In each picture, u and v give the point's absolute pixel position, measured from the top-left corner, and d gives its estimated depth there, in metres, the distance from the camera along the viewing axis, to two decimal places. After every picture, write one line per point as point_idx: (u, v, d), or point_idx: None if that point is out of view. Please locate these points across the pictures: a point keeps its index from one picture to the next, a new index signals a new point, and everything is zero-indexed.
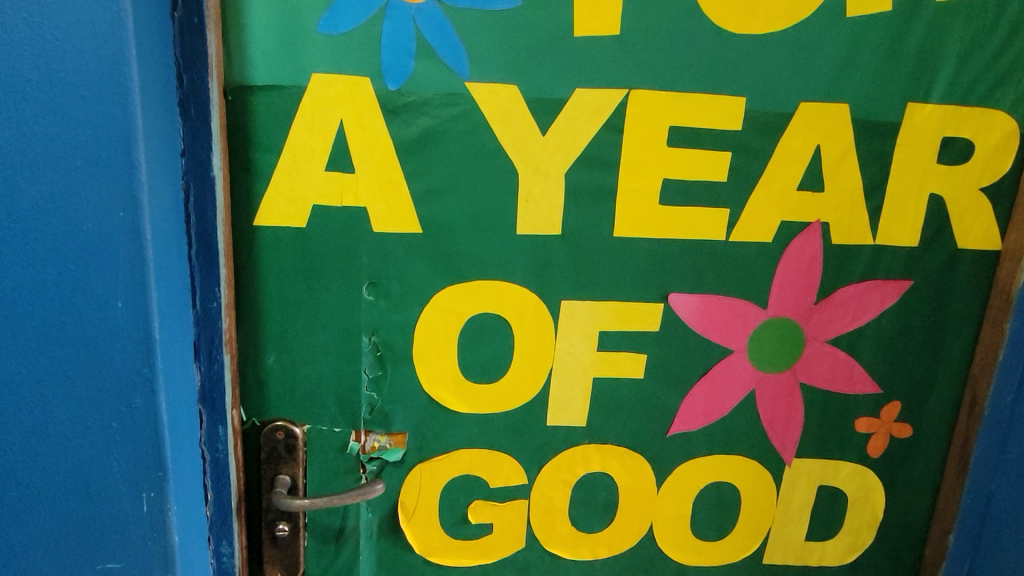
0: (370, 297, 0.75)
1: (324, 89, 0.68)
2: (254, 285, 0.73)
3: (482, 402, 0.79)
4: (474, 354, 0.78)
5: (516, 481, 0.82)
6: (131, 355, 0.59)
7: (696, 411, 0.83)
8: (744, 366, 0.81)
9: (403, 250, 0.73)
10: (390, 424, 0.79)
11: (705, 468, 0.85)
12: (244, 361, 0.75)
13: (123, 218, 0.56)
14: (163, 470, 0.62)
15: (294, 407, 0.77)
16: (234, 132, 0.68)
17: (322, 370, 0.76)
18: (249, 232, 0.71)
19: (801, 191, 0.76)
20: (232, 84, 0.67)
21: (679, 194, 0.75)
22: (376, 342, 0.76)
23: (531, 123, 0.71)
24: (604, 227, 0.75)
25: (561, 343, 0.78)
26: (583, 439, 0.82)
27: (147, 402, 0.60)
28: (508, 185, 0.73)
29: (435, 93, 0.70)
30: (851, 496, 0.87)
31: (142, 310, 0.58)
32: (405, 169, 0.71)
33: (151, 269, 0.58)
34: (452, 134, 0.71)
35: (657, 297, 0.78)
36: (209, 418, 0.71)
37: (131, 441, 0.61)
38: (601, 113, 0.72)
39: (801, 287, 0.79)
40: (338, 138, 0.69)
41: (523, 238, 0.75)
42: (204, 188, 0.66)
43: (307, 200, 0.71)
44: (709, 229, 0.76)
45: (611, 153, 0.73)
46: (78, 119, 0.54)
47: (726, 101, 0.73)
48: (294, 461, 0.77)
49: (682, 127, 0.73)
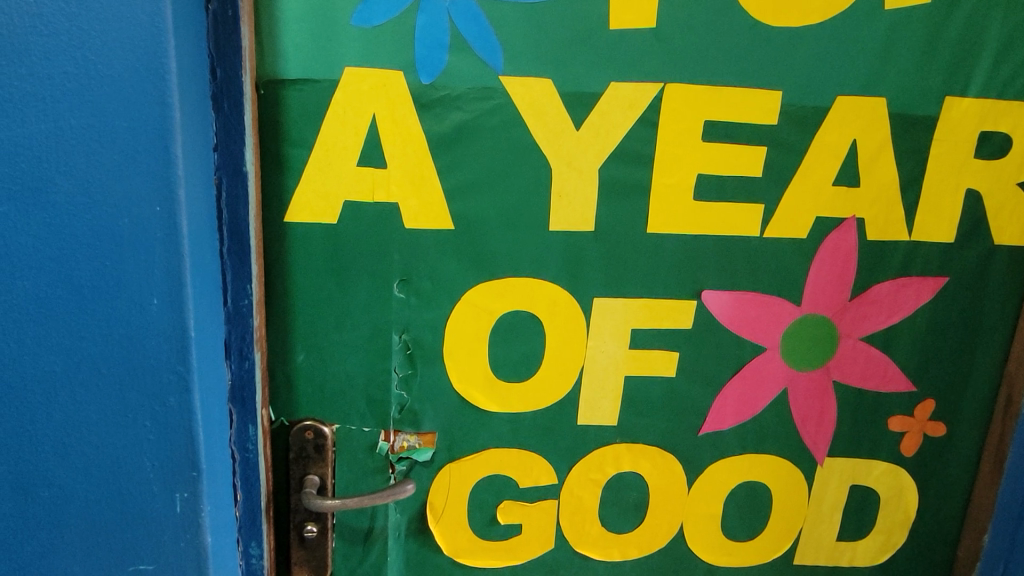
0: (401, 295, 0.74)
1: (356, 83, 0.67)
2: (284, 281, 0.72)
3: (512, 401, 0.78)
4: (505, 352, 0.77)
5: (546, 480, 0.81)
6: (166, 353, 0.58)
7: (728, 411, 0.82)
8: (777, 364, 0.80)
9: (434, 247, 0.72)
10: (419, 423, 0.78)
11: (737, 467, 0.84)
12: (274, 359, 0.74)
13: (159, 213, 0.55)
14: (197, 470, 0.61)
15: (323, 407, 0.76)
16: (266, 126, 0.67)
17: (351, 368, 0.75)
18: (280, 229, 0.70)
19: (836, 186, 0.75)
20: (265, 78, 0.66)
21: (714, 190, 0.74)
22: (407, 340, 0.75)
23: (565, 118, 0.70)
24: (637, 223, 0.74)
25: (593, 341, 0.77)
26: (614, 438, 0.81)
27: (181, 401, 0.59)
28: (541, 180, 0.72)
29: (468, 87, 0.69)
30: (883, 495, 0.86)
31: (177, 308, 0.57)
32: (437, 165, 0.70)
33: (187, 265, 0.57)
34: (485, 129, 0.70)
35: (690, 294, 0.77)
36: (239, 417, 0.70)
37: (165, 441, 0.60)
38: (636, 108, 0.71)
39: (835, 284, 0.78)
40: (370, 133, 0.69)
41: (555, 234, 0.74)
42: (237, 183, 0.65)
43: (338, 196, 0.70)
44: (743, 226, 0.75)
45: (645, 148, 0.72)
46: (115, 111, 0.53)
47: (762, 95, 0.72)
48: (323, 461, 0.76)
49: (718, 121, 0.72)
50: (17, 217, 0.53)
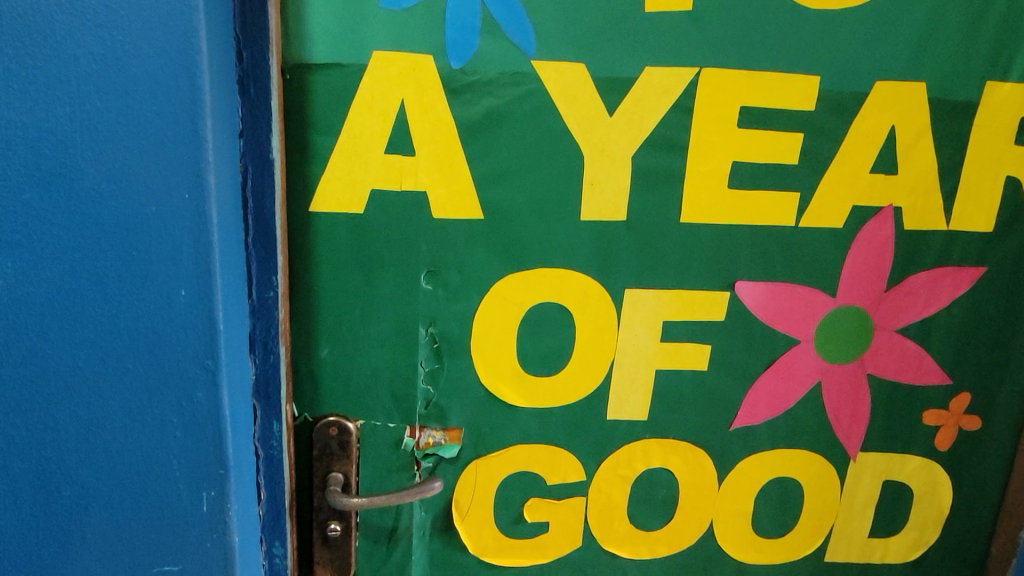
0: (428, 287, 0.72)
1: (385, 67, 0.65)
2: (307, 273, 0.69)
3: (541, 396, 0.76)
4: (533, 346, 0.75)
5: (574, 477, 0.80)
6: (194, 347, 0.56)
7: (760, 405, 0.80)
8: (811, 357, 0.79)
9: (462, 237, 0.70)
10: (445, 419, 0.76)
11: (768, 463, 0.82)
12: (297, 353, 0.72)
13: (187, 201, 0.53)
14: (224, 467, 0.59)
15: (348, 403, 0.74)
16: (292, 112, 0.65)
17: (377, 363, 0.73)
18: (304, 218, 0.68)
19: (873, 174, 0.74)
20: (290, 63, 0.64)
21: (749, 178, 0.72)
22: (433, 333, 0.73)
23: (598, 104, 0.68)
24: (670, 213, 0.72)
25: (624, 333, 0.75)
26: (643, 433, 0.79)
27: (209, 395, 0.57)
28: (573, 168, 0.70)
29: (499, 72, 0.67)
30: (917, 491, 0.84)
31: (205, 300, 0.55)
32: (467, 153, 0.68)
33: (216, 255, 0.55)
34: (516, 116, 0.68)
35: (723, 286, 0.75)
36: (263, 413, 0.68)
37: (192, 439, 0.58)
38: (671, 93, 0.69)
39: (871, 274, 0.77)
40: (398, 119, 0.66)
41: (587, 224, 0.72)
42: (263, 170, 0.62)
43: (365, 185, 0.68)
44: (779, 215, 0.74)
45: (679, 135, 0.70)
46: (144, 95, 0.50)
47: (799, 81, 0.70)
48: (348, 458, 0.74)
49: (754, 107, 0.70)
50: (41, 205, 0.51)
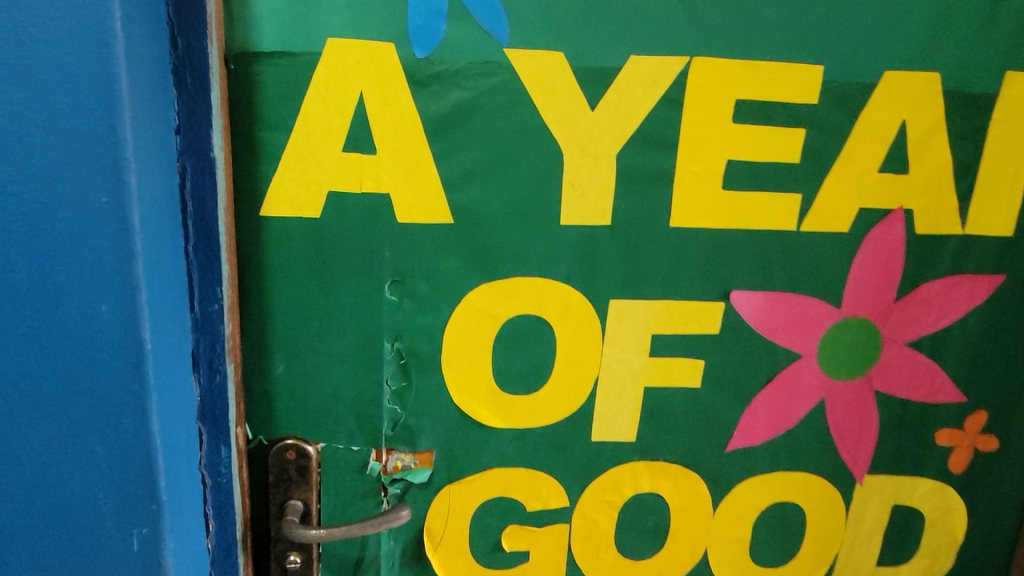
0: (393, 298, 0.65)
1: (341, 56, 0.59)
2: (259, 283, 0.63)
3: (518, 416, 0.70)
4: (510, 361, 0.69)
5: (556, 503, 0.73)
6: (118, 370, 0.49)
7: (758, 425, 0.73)
8: (813, 373, 0.72)
9: (430, 243, 0.64)
10: (414, 441, 0.70)
11: (767, 487, 0.75)
12: (249, 371, 0.65)
13: (106, 205, 0.46)
14: (156, 502, 0.52)
15: (307, 424, 0.67)
16: (237, 106, 0.59)
17: (338, 381, 0.67)
18: (254, 223, 0.62)
19: (881, 174, 0.67)
20: (234, 51, 0.58)
21: (745, 178, 0.66)
22: (400, 348, 0.67)
23: (579, 96, 0.62)
24: (659, 216, 0.66)
25: (609, 348, 0.69)
26: (631, 455, 0.73)
27: (138, 423, 0.51)
28: (551, 168, 0.64)
29: (468, 62, 0.60)
30: (929, 516, 0.78)
31: (130, 316, 0.48)
32: (434, 151, 0.62)
33: (142, 266, 0.48)
34: (487, 110, 0.62)
35: (717, 296, 0.69)
36: (210, 437, 0.61)
37: (120, 472, 0.51)
38: (659, 84, 0.63)
39: (879, 283, 0.70)
40: (358, 114, 0.60)
41: (567, 229, 0.65)
42: (203, 171, 0.56)
43: (322, 186, 0.61)
44: (779, 219, 0.67)
45: (668, 131, 0.64)
46: (52, 85, 0.44)
47: (800, 71, 0.63)
48: (307, 485, 0.68)
49: (750, 101, 0.64)
50: None
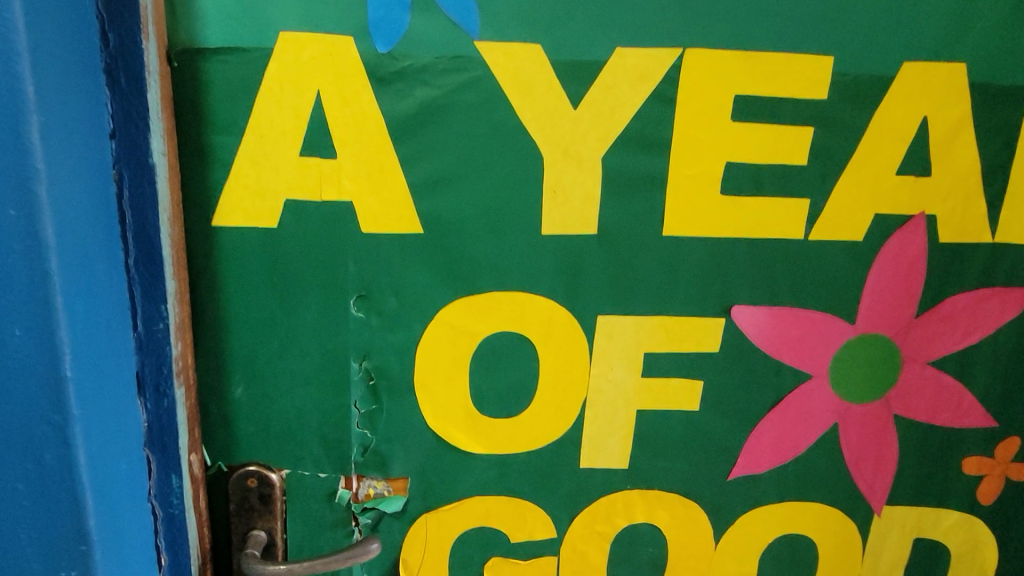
0: (360, 315, 0.60)
1: (295, 51, 0.53)
2: (214, 298, 0.58)
3: (499, 442, 0.64)
4: (489, 382, 0.63)
5: (543, 534, 0.68)
6: (37, 399, 0.45)
7: (764, 451, 0.67)
8: (825, 395, 0.66)
9: (398, 256, 0.59)
10: (387, 468, 0.64)
11: (774, 518, 0.69)
12: (206, 392, 0.61)
13: (15, 218, 0.42)
14: (87, 543, 0.48)
15: (270, 450, 0.63)
16: (183, 107, 0.54)
17: (302, 404, 0.62)
18: (206, 234, 0.57)
19: (900, 177, 0.61)
20: (178, 48, 0.53)
21: (747, 182, 0.60)
22: (368, 369, 0.62)
23: (558, 93, 0.56)
24: (650, 224, 0.60)
25: (597, 368, 0.63)
26: (624, 484, 0.67)
27: (62, 457, 0.46)
28: (530, 172, 0.58)
29: (436, 56, 0.55)
30: (955, 551, 0.71)
31: (48, 341, 0.44)
32: (400, 154, 0.57)
33: (58, 286, 0.43)
34: (458, 109, 0.56)
35: (717, 311, 0.63)
36: (160, 466, 0.56)
37: (44, 510, 0.47)
38: (648, 80, 0.57)
39: (899, 297, 0.64)
40: (315, 115, 0.55)
41: (549, 239, 0.60)
42: (142, 179, 0.51)
43: (278, 193, 0.56)
44: (785, 227, 0.61)
45: (659, 130, 0.58)
46: None
47: (807, 63, 0.57)
48: (271, 514, 0.63)
49: (751, 96, 0.58)
50: None
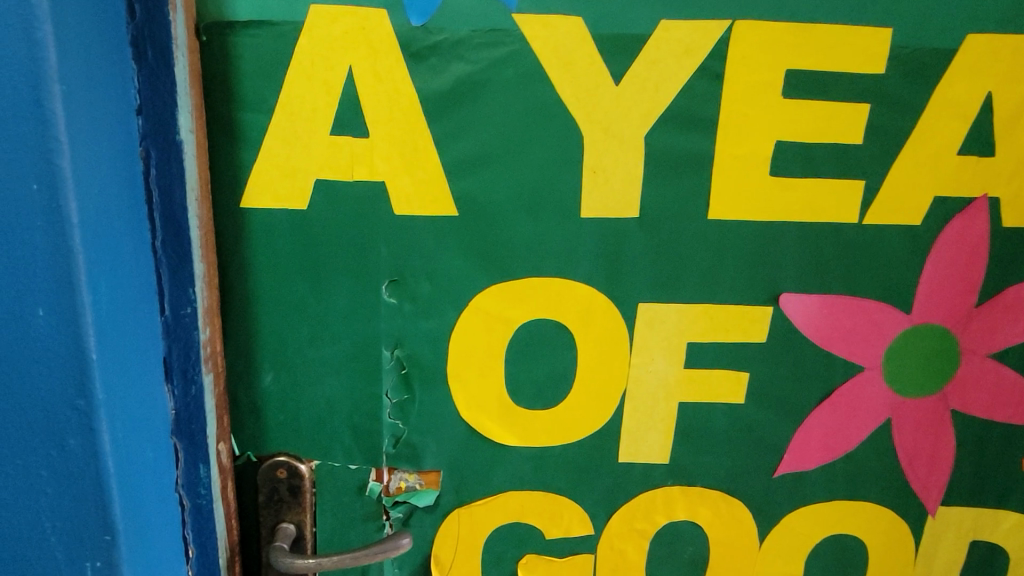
0: (392, 301, 0.58)
1: (326, 25, 0.51)
2: (242, 282, 0.57)
3: (534, 434, 0.62)
4: (525, 372, 0.61)
5: (579, 531, 0.65)
6: (60, 383, 0.43)
7: (812, 447, 0.64)
8: (877, 388, 0.62)
9: (432, 239, 0.57)
10: (419, 460, 0.62)
11: (822, 518, 0.66)
12: (235, 380, 0.59)
13: (37, 193, 0.40)
14: (111, 533, 0.46)
15: (299, 440, 0.61)
16: (213, 84, 0.52)
17: (332, 393, 0.60)
18: (235, 217, 0.55)
19: (961, 156, 0.57)
20: (206, 21, 0.51)
21: (798, 163, 0.57)
22: (400, 357, 0.59)
23: (600, 68, 0.54)
24: (695, 207, 0.57)
25: (638, 358, 0.61)
26: (665, 479, 0.64)
27: (86, 443, 0.44)
28: (569, 152, 0.55)
29: (472, 30, 0.52)
30: (1013, 554, 0.68)
31: (71, 322, 0.42)
32: (434, 133, 0.54)
33: (82, 265, 0.41)
34: (495, 85, 0.54)
35: (764, 300, 0.60)
36: (187, 455, 0.54)
37: (68, 497, 0.45)
38: (694, 54, 0.54)
39: (958, 284, 0.60)
40: (347, 92, 0.53)
41: (588, 222, 0.57)
42: (168, 156, 0.49)
43: (308, 174, 0.54)
44: (838, 211, 0.58)
45: (705, 108, 0.55)
46: None
47: (864, 36, 0.54)
48: (300, 507, 0.62)
49: (804, 71, 0.54)
50: None
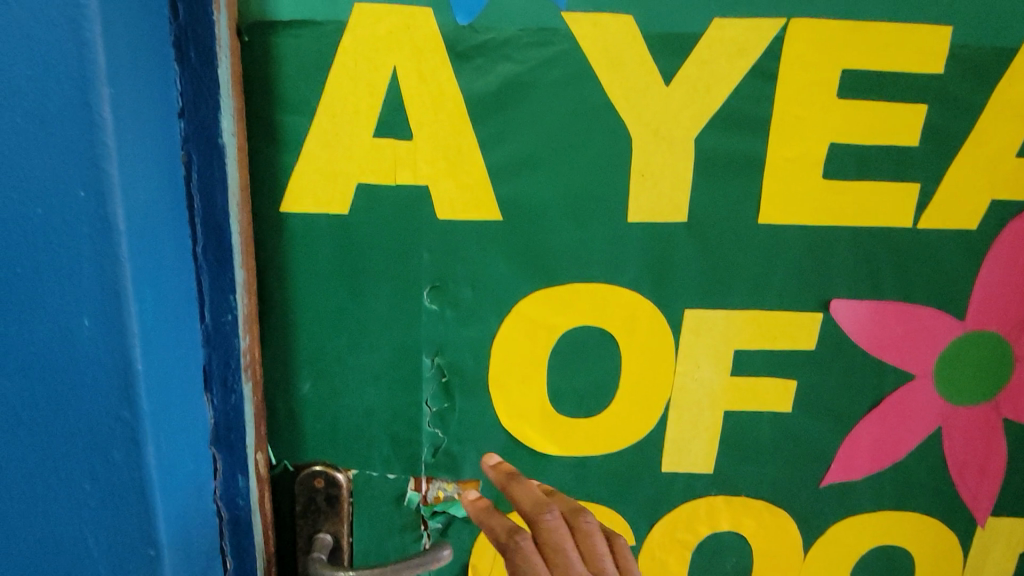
0: (433, 307, 0.57)
1: (370, 24, 0.50)
2: (281, 288, 0.55)
3: (576, 443, 0.61)
4: (567, 380, 0.59)
5: (620, 542, 0.64)
6: (105, 394, 0.42)
7: (861, 457, 0.62)
8: (929, 397, 0.61)
9: (475, 244, 0.55)
10: (458, 470, 0.61)
11: (869, 528, 0.64)
12: (272, 388, 0.58)
13: (84, 200, 0.38)
14: (155, 547, 0.45)
15: (336, 449, 0.59)
16: (253, 86, 0.51)
17: (371, 401, 0.58)
18: (275, 221, 0.54)
19: (1020, 158, 0.56)
20: (248, 21, 0.50)
21: (852, 165, 0.55)
22: (441, 365, 0.58)
23: (650, 69, 0.52)
24: (745, 211, 0.56)
25: (683, 366, 0.59)
26: (708, 489, 0.63)
27: (129, 456, 0.43)
28: (617, 155, 0.54)
29: (519, 29, 0.51)
30: None
31: (116, 332, 0.41)
32: (479, 136, 0.53)
33: (128, 274, 0.40)
34: (542, 86, 0.52)
35: (814, 306, 0.58)
36: (226, 466, 0.53)
37: (110, 511, 0.44)
38: (748, 53, 0.52)
39: (1013, 290, 0.59)
40: (391, 93, 0.52)
41: (635, 227, 0.56)
42: (211, 159, 0.47)
43: (350, 177, 0.53)
44: (891, 215, 0.56)
45: (757, 109, 0.54)
46: (12, 54, 0.36)
47: (923, 34, 0.52)
48: (337, 517, 0.60)
49: (860, 71, 0.53)
50: None
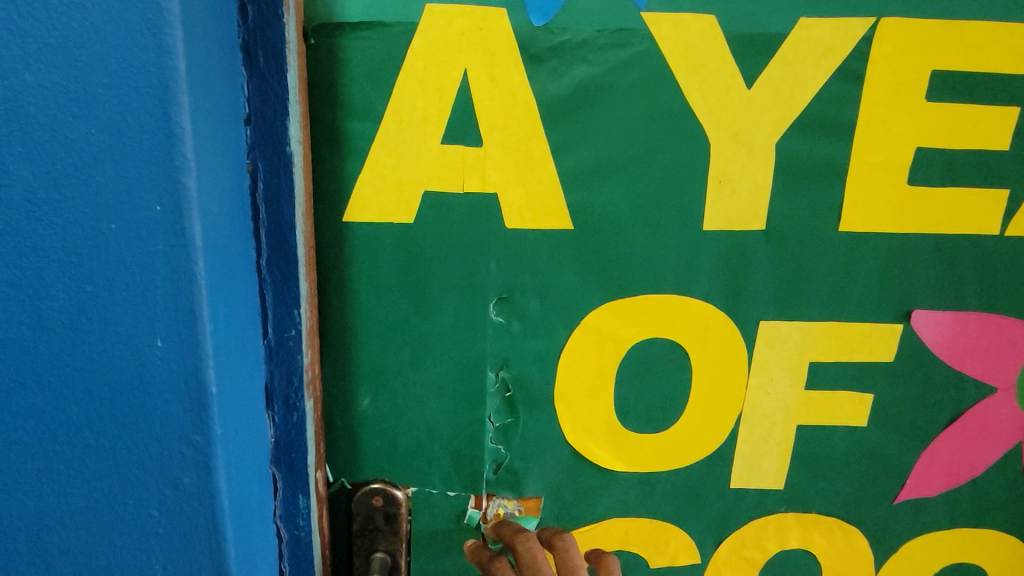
0: (499, 319, 0.54)
1: (442, 26, 0.48)
2: (342, 300, 0.53)
3: (643, 458, 0.58)
4: (635, 394, 0.57)
5: (685, 559, 0.61)
6: (176, 418, 0.39)
7: (938, 472, 0.60)
8: (1009, 410, 0.59)
9: (545, 253, 0.53)
10: (520, 487, 0.59)
11: (943, 545, 0.62)
12: (331, 404, 0.55)
13: (160, 215, 0.35)
14: None
15: (395, 466, 0.57)
16: (318, 90, 0.49)
17: (433, 417, 0.56)
18: (337, 231, 0.51)
19: None
20: (314, 24, 0.47)
21: (937, 170, 0.53)
22: (506, 379, 0.56)
23: (732, 71, 0.50)
24: (826, 219, 0.53)
25: (756, 379, 0.57)
26: (779, 506, 0.61)
27: (200, 483, 0.40)
28: (695, 161, 0.52)
29: (597, 30, 0.49)
30: None
31: (190, 354, 0.38)
32: (551, 141, 0.51)
33: (204, 292, 0.37)
34: (620, 89, 0.50)
35: (893, 316, 0.56)
36: (286, 485, 0.51)
37: (179, 540, 0.41)
38: (834, 54, 0.50)
39: None
40: (461, 97, 0.49)
41: (711, 235, 0.53)
42: (277, 169, 0.45)
43: (417, 185, 0.51)
44: (975, 222, 0.54)
45: (841, 112, 0.51)
46: (87, 57, 0.33)
47: (1017, 34, 0.50)
48: (396, 536, 0.58)
49: (950, 72, 0.51)
50: None
